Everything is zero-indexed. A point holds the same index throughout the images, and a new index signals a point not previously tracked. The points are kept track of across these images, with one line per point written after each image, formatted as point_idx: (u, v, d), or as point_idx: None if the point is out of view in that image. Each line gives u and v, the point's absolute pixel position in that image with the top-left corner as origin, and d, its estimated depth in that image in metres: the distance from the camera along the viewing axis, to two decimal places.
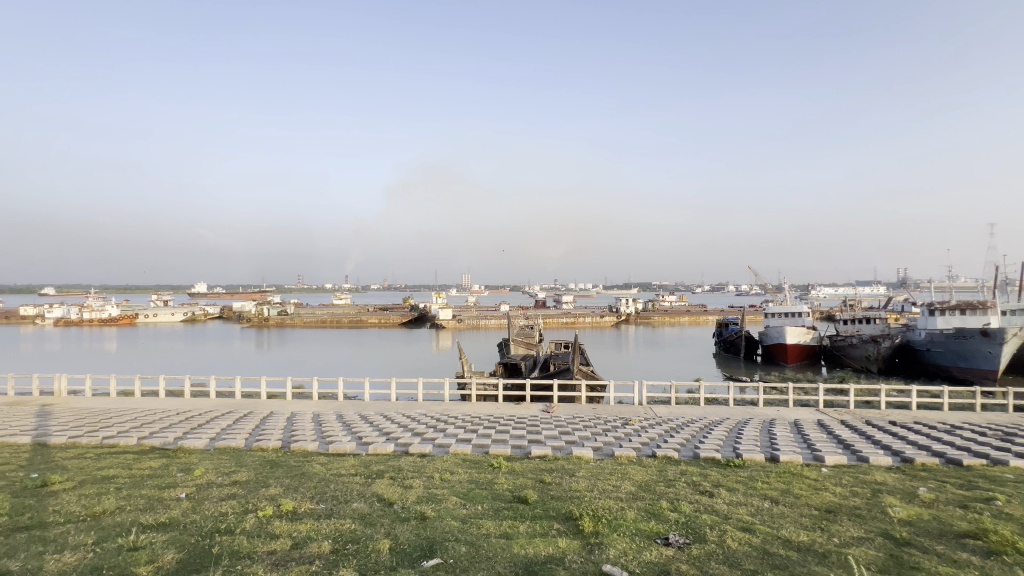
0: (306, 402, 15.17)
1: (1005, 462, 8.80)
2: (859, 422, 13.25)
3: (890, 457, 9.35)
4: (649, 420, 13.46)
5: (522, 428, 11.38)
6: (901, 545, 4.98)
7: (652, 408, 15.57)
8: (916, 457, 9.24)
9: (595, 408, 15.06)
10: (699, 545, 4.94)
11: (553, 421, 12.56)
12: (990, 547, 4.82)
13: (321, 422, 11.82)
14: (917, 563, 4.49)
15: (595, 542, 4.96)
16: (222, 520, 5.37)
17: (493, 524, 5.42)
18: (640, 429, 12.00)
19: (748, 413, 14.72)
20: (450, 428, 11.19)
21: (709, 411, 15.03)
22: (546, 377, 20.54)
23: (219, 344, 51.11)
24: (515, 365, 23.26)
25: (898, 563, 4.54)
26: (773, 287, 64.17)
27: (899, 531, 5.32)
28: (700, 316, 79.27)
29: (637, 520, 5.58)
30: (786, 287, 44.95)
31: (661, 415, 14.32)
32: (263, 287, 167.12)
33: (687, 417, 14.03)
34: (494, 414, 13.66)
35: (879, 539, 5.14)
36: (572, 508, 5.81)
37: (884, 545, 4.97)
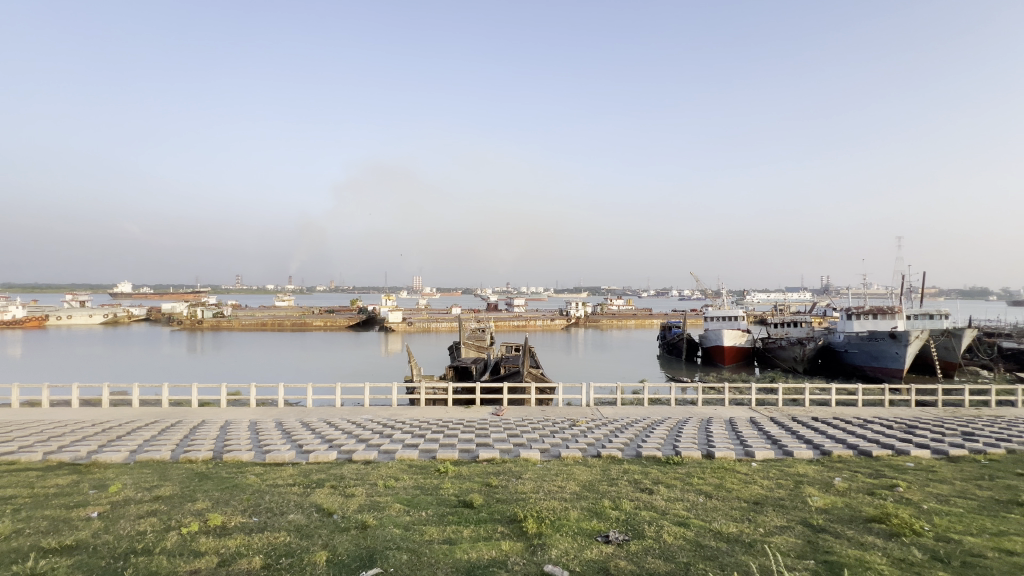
0: (242, 410, 14.36)
1: (907, 452, 9.76)
2: (786, 419, 14.24)
3: (812, 450, 10.10)
4: (595, 422, 13.79)
5: (470, 431, 11.32)
6: (817, 532, 5.40)
7: (599, 409, 15.97)
8: (833, 450, 10.05)
9: (544, 410, 15.25)
10: (637, 541, 5.12)
11: (502, 423, 12.62)
12: (892, 529, 5.32)
13: (259, 430, 11.21)
14: (829, 548, 4.88)
15: (538, 542, 5.03)
16: (139, 540, 4.95)
17: (437, 530, 5.34)
18: (586, 430, 12.28)
19: (688, 412, 15.42)
20: (396, 433, 10.94)
21: (651, 411, 15.61)
22: (496, 380, 20.57)
23: (144, 348, 47.29)
24: (466, 368, 23.16)
25: (814, 548, 4.91)
26: (712, 292, 67.68)
27: (816, 519, 5.76)
28: (646, 319, 82.20)
29: (579, 519, 5.70)
30: (724, 293, 47.56)
31: (607, 416, 14.71)
32: (197, 289, 156.75)
33: (631, 418, 14.51)
34: (443, 417, 13.54)
35: (799, 527, 5.54)
36: (516, 510, 5.86)
37: (803, 532, 5.37)
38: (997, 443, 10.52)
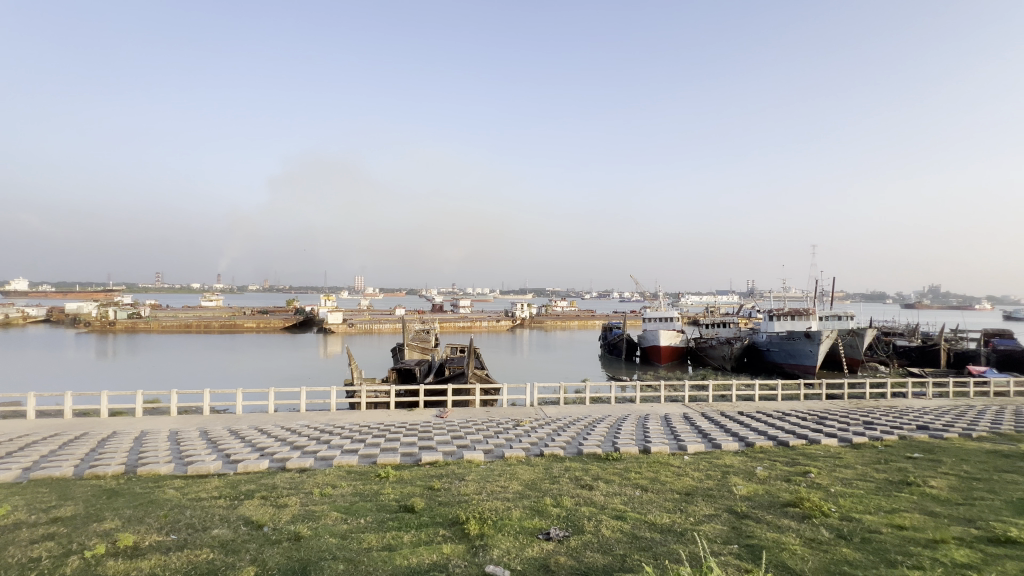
0: (162, 419, 13.21)
1: (818, 441, 10.72)
2: (716, 414, 15.15)
3: (738, 443, 10.81)
4: (539, 421, 13.97)
5: (413, 434, 11.09)
6: (741, 518, 5.79)
7: (543, 408, 16.22)
8: (756, 441, 10.83)
9: (488, 411, 15.24)
10: (576, 536, 5.24)
11: (446, 426, 12.49)
12: (804, 512, 5.82)
13: (180, 440, 10.35)
14: (751, 532, 5.25)
15: (480, 544, 5.02)
16: (32, 568, 4.42)
17: (376, 536, 5.20)
18: (530, 430, 12.41)
19: (627, 409, 16.02)
20: (334, 439, 10.50)
21: (593, 409, 16.06)
22: (440, 382, 20.33)
23: (44, 353, 42.33)
24: (409, 370, 22.68)
25: (737, 533, 5.26)
26: (650, 295, 70.87)
27: (740, 506, 6.18)
28: (588, 321, 84.54)
29: (521, 518, 5.76)
30: (660, 295, 49.99)
31: (550, 415, 14.96)
32: (109, 288, 142.39)
33: (574, 417, 14.86)
34: (384, 421, 13.20)
35: (724, 514, 5.91)
36: (459, 512, 5.82)
37: (728, 519, 5.74)
38: (891, 430, 11.81)
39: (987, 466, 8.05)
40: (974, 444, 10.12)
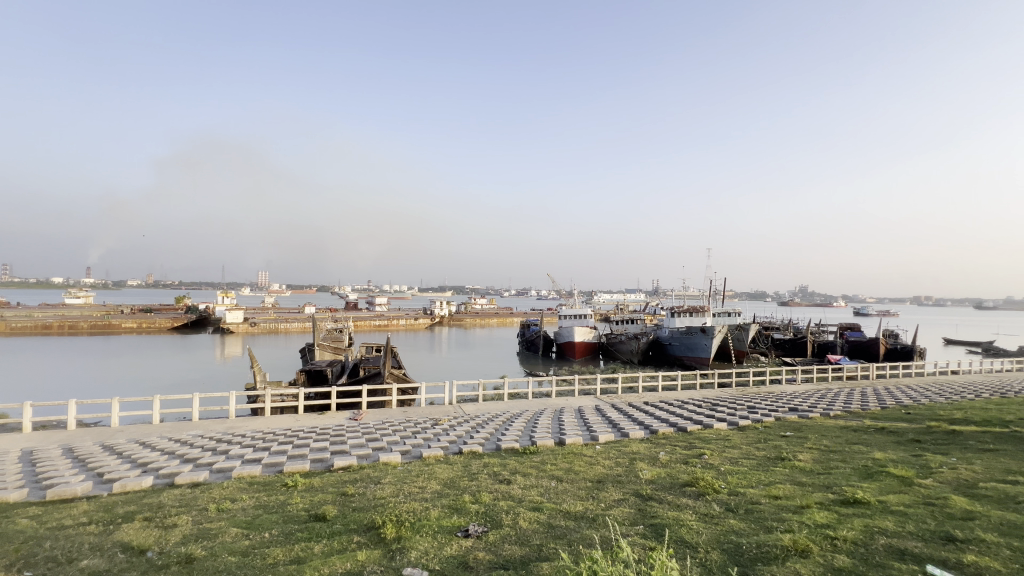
0: (10, 437, 11.18)
1: (711, 426, 11.88)
2: (624, 405, 16.15)
3: (643, 431, 11.63)
4: (457, 419, 13.93)
5: (324, 439, 10.51)
6: (645, 500, 6.27)
7: (461, 406, 16.19)
8: (659, 429, 11.73)
9: (405, 411, 14.88)
10: (494, 531, 5.33)
11: (360, 428, 11.97)
12: (699, 490, 6.44)
13: (36, 461, 8.84)
14: (654, 513, 5.69)
15: (397, 547, 4.90)
16: None
17: (283, 550, 4.86)
18: (448, 428, 12.33)
19: (543, 404, 16.52)
20: (234, 448, 9.61)
21: (511, 405, 16.35)
22: (354, 383, 19.45)
23: None
24: (320, 372, 21.38)
25: (643, 515, 5.67)
26: (565, 293, 73.86)
27: (645, 489, 6.67)
28: (507, 318, 85.84)
29: (439, 517, 5.72)
30: (575, 293, 52.24)
31: (469, 413, 14.99)
32: None
33: (492, 413, 15.02)
34: (291, 426, 12.34)
35: (631, 498, 6.35)
36: (375, 517, 5.63)
37: (635, 502, 6.18)
38: (769, 413, 13.44)
39: (841, 440, 9.47)
40: (832, 422, 11.85)
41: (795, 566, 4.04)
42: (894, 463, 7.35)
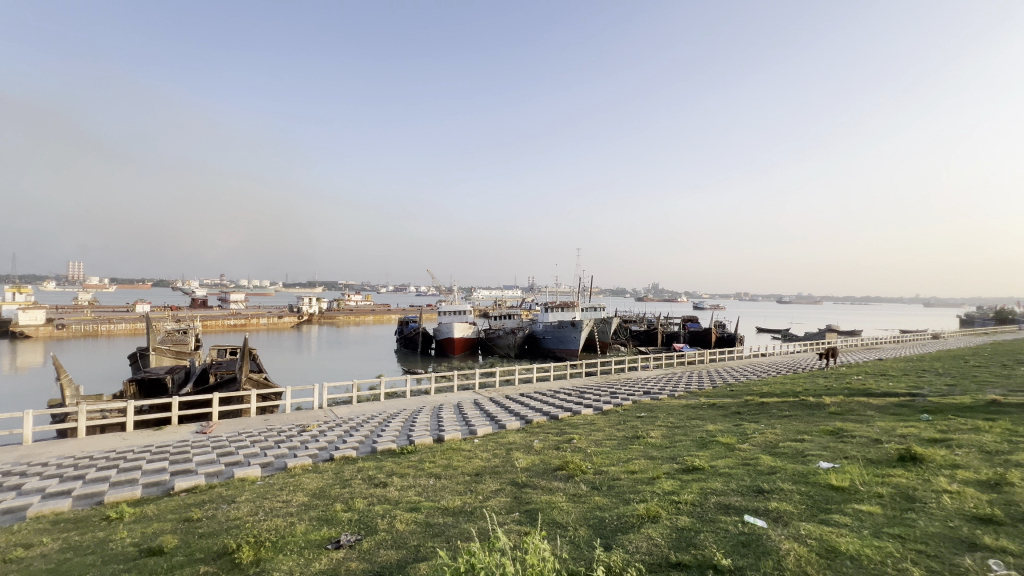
0: None
1: (579, 413, 12.85)
2: (502, 398, 16.63)
3: (519, 422, 12.12)
4: (329, 423, 12.99)
5: (162, 458, 8.97)
6: (521, 487, 6.54)
7: (333, 409, 15.18)
8: (534, 419, 12.32)
9: (267, 419, 13.43)
10: (369, 538, 5.09)
11: (209, 442, 10.47)
12: (570, 472, 6.94)
13: None
14: (529, 499, 5.96)
15: (256, 571, 4.41)
16: None
17: None
18: (318, 434, 11.44)
19: (421, 401, 16.26)
20: (31, 480, 7.70)
21: (387, 405, 15.78)
22: (203, 392, 17.02)
23: None
24: (156, 380, 18.25)
25: (519, 502, 5.90)
26: (445, 289, 73.38)
27: (521, 477, 6.96)
28: (384, 316, 82.39)
29: (307, 532, 5.28)
30: (455, 289, 52.19)
31: (340, 416, 14.08)
32: None
33: (368, 414, 14.34)
34: (116, 447, 10.30)
35: (508, 487, 6.58)
36: (228, 540, 5.00)
37: (512, 490, 6.42)
38: (628, 398, 14.98)
39: (682, 416, 10.97)
40: (676, 401, 13.68)
41: (648, 531, 4.55)
42: (721, 433, 8.74)
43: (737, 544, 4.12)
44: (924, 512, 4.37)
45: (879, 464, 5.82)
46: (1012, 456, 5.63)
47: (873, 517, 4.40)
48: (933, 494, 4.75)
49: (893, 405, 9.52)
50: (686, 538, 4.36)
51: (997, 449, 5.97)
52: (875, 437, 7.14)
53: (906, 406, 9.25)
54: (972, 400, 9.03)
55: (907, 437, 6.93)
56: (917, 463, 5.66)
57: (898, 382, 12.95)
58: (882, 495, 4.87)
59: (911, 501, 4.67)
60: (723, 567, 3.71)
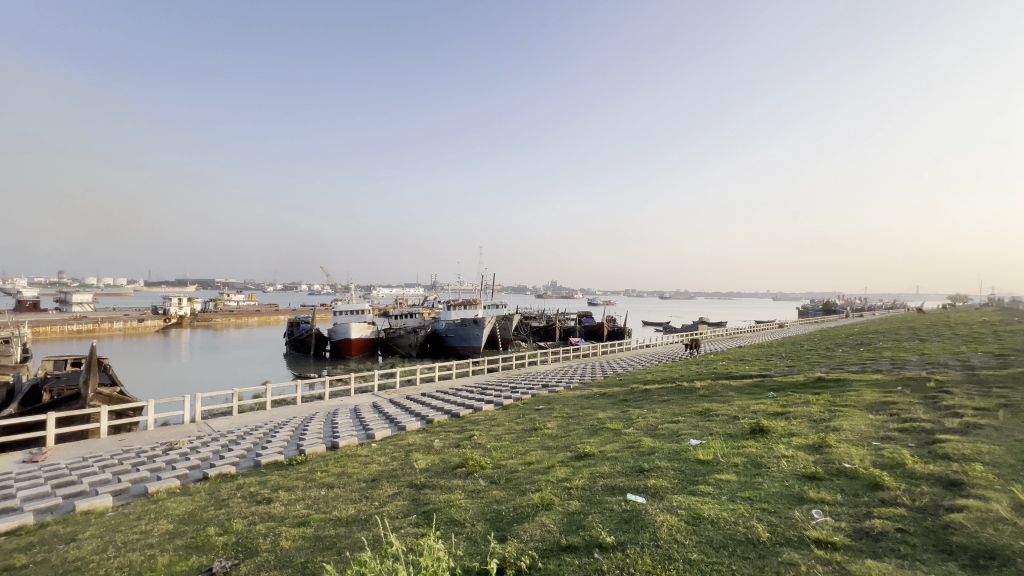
0: None
1: (480, 409, 13.00)
2: (402, 399, 16.17)
3: (420, 422, 11.88)
4: (203, 438, 11.58)
5: None
6: (420, 489, 6.43)
7: (209, 422, 13.57)
8: (435, 418, 12.18)
9: (123, 438, 11.59)
10: (249, 560, 4.65)
11: (42, 471, 8.74)
12: (470, 469, 6.98)
13: None
14: (428, 499, 5.89)
15: None
16: None
17: None
18: (189, 451, 10.13)
19: (314, 408, 15.19)
20: None
21: (274, 413, 14.50)
22: (32, 413, 14.15)
23: None
24: None
25: (417, 504, 5.80)
26: (343, 287, 69.36)
27: (420, 478, 6.84)
28: (270, 317, 75.62)
29: (171, 564, 4.67)
30: (351, 287, 49.52)
31: (217, 429, 12.62)
32: None
33: (251, 425, 13.04)
34: None
35: (406, 490, 6.43)
36: None
37: (410, 493, 6.28)
38: (527, 392, 15.49)
39: (577, 406, 11.62)
40: (571, 393, 14.46)
41: (541, 519, 4.75)
42: (610, 419, 9.42)
43: (619, 521, 4.47)
44: (768, 475, 5.14)
45: (736, 437, 6.72)
46: (831, 422, 6.84)
47: (730, 484, 5.07)
48: (775, 459, 5.61)
49: (748, 385, 11.05)
50: (575, 521, 4.64)
51: (821, 417, 7.22)
52: (733, 414, 8.23)
53: (757, 386, 10.79)
54: (804, 377, 10.82)
55: (757, 412, 8.08)
56: (763, 434, 6.64)
57: (752, 365, 15.05)
58: (737, 464, 5.63)
59: (758, 467, 5.46)
60: (607, 544, 4.00)
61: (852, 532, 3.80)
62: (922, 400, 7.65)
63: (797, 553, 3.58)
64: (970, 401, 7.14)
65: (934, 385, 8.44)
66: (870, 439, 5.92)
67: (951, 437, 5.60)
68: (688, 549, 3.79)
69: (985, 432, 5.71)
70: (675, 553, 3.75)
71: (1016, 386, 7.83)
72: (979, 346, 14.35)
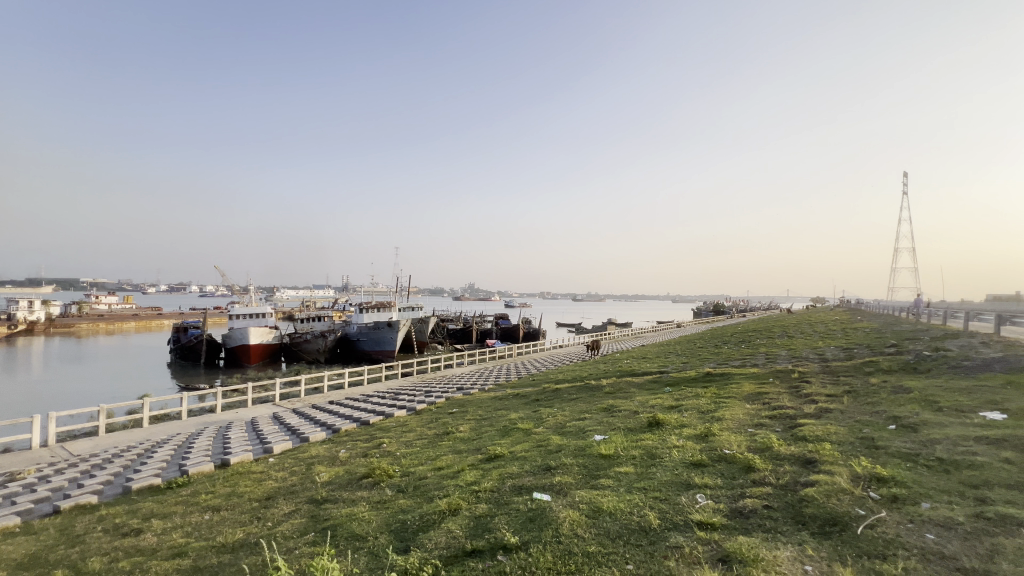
0: None
1: (391, 415, 12.58)
2: (306, 408, 15.13)
3: (325, 433, 11.19)
4: (57, 464, 9.88)
5: None
6: (320, 504, 6.02)
7: (67, 445, 11.64)
8: (341, 427, 11.55)
9: None
10: None
11: None
12: (376, 479, 6.70)
13: None
14: (328, 515, 5.54)
15: None
16: None
17: None
18: (36, 481, 8.57)
19: (202, 422, 13.66)
20: None
21: (153, 430, 12.81)
22: None
23: None
24: None
25: (316, 521, 5.42)
26: (240, 288, 63.42)
27: (321, 493, 6.42)
28: (151, 321, 66.99)
29: None
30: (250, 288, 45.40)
31: (76, 453, 10.84)
32: None
33: (122, 446, 11.42)
34: None
35: (305, 506, 5.99)
36: None
37: (309, 510, 5.86)
38: (441, 395, 15.25)
39: (490, 408, 11.69)
40: (486, 395, 14.53)
41: (448, 526, 4.68)
42: (521, 420, 9.59)
43: (525, 522, 4.54)
44: (661, 465, 5.54)
45: (635, 431, 7.17)
46: (716, 413, 7.57)
47: (628, 476, 5.38)
48: (668, 450, 6.06)
49: (648, 381, 11.88)
50: (482, 524, 4.63)
51: (708, 409, 7.96)
52: (633, 409, 8.80)
53: (656, 381, 11.64)
54: (695, 373, 11.87)
55: (654, 406, 8.72)
56: (658, 427, 7.16)
57: (652, 363, 16.21)
58: (635, 456, 6.00)
59: (652, 458, 5.87)
60: (511, 544, 4.04)
61: (728, 512, 4.21)
62: (788, 389, 8.77)
63: (682, 537, 3.88)
64: (823, 389, 8.31)
65: (797, 376, 9.71)
66: (746, 426, 6.62)
67: (807, 421, 6.45)
68: (588, 543, 3.94)
69: (833, 415, 6.68)
70: (574, 548, 3.88)
71: (857, 374, 9.27)
72: (832, 341, 16.75)
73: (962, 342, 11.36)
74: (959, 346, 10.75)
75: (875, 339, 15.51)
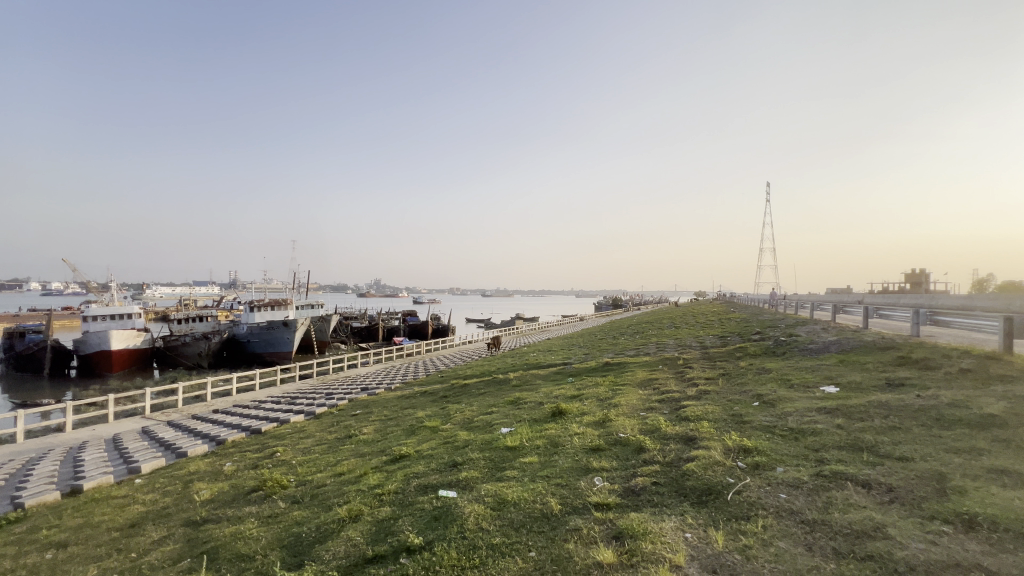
0: None
1: (287, 421, 11.65)
2: (185, 419, 13.46)
3: (207, 445, 10.03)
4: None
5: None
6: (199, 526, 5.39)
7: None
8: (227, 438, 10.45)
9: None
10: None
11: None
12: (267, 491, 6.16)
13: None
14: (209, 536, 4.97)
15: None
16: None
17: None
18: None
19: (46, 444, 11.53)
20: None
21: None
22: None
23: None
24: None
25: (193, 546, 4.84)
26: (99, 287, 54.52)
27: (200, 513, 5.76)
28: None
29: None
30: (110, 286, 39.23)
31: None
32: None
33: None
34: None
35: (180, 530, 5.33)
36: None
37: (185, 533, 5.22)
38: (343, 397, 14.44)
39: (397, 407, 11.36)
40: (393, 394, 14.07)
41: (347, 533, 4.45)
42: (428, 417, 9.43)
43: (429, 521, 4.47)
44: (563, 453, 5.79)
45: (539, 422, 7.41)
46: (613, 400, 8.10)
47: (531, 465, 5.54)
48: (570, 437, 6.34)
49: (553, 373, 12.36)
50: (384, 528, 4.47)
51: (606, 396, 8.48)
52: (538, 400, 9.09)
53: (561, 373, 12.16)
54: (595, 363, 12.58)
55: (558, 397, 9.09)
56: (561, 416, 7.48)
57: (557, 355, 16.91)
58: (539, 446, 6.20)
59: (555, 446, 6.11)
60: (414, 545, 3.95)
61: (622, 492, 4.52)
62: (675, 374, 9.65)
63: (581, 519, 4.08)
64: (703, 373, 9.28)
65: (681, 362, 10.74)
66: (639, 411, 7.17)
67: (690, 402, 7.15)
68: (492, 535, 3.99)
69: (711, 396, 7.48)
70: (479, 541, 3.91)
71: (730, 359, 10.49)
72: (711, 330, 18.78)
73: (810, 328, 13.36)
74: (806, 331, 12.63)
75: (743, 327, 17.67)
